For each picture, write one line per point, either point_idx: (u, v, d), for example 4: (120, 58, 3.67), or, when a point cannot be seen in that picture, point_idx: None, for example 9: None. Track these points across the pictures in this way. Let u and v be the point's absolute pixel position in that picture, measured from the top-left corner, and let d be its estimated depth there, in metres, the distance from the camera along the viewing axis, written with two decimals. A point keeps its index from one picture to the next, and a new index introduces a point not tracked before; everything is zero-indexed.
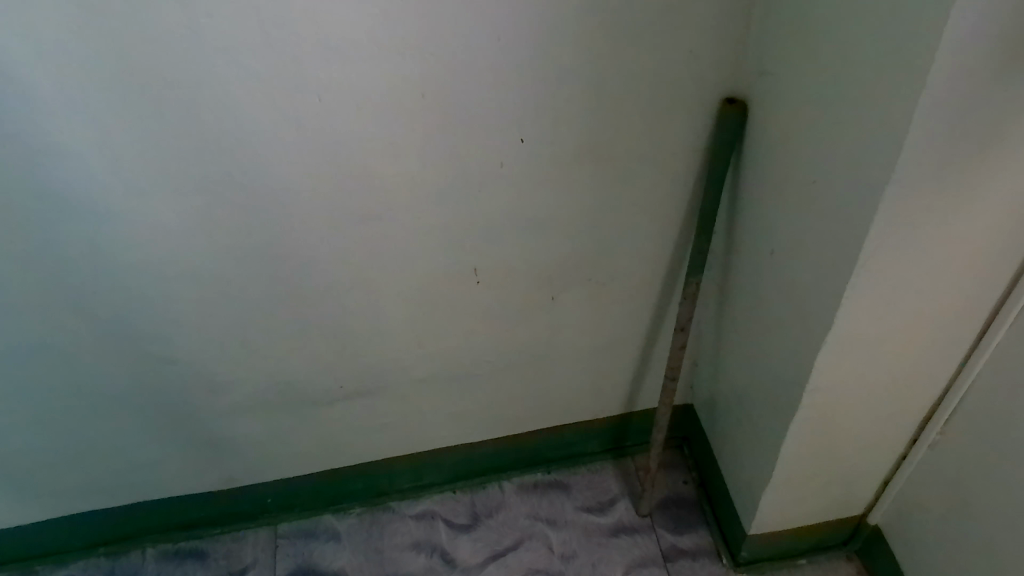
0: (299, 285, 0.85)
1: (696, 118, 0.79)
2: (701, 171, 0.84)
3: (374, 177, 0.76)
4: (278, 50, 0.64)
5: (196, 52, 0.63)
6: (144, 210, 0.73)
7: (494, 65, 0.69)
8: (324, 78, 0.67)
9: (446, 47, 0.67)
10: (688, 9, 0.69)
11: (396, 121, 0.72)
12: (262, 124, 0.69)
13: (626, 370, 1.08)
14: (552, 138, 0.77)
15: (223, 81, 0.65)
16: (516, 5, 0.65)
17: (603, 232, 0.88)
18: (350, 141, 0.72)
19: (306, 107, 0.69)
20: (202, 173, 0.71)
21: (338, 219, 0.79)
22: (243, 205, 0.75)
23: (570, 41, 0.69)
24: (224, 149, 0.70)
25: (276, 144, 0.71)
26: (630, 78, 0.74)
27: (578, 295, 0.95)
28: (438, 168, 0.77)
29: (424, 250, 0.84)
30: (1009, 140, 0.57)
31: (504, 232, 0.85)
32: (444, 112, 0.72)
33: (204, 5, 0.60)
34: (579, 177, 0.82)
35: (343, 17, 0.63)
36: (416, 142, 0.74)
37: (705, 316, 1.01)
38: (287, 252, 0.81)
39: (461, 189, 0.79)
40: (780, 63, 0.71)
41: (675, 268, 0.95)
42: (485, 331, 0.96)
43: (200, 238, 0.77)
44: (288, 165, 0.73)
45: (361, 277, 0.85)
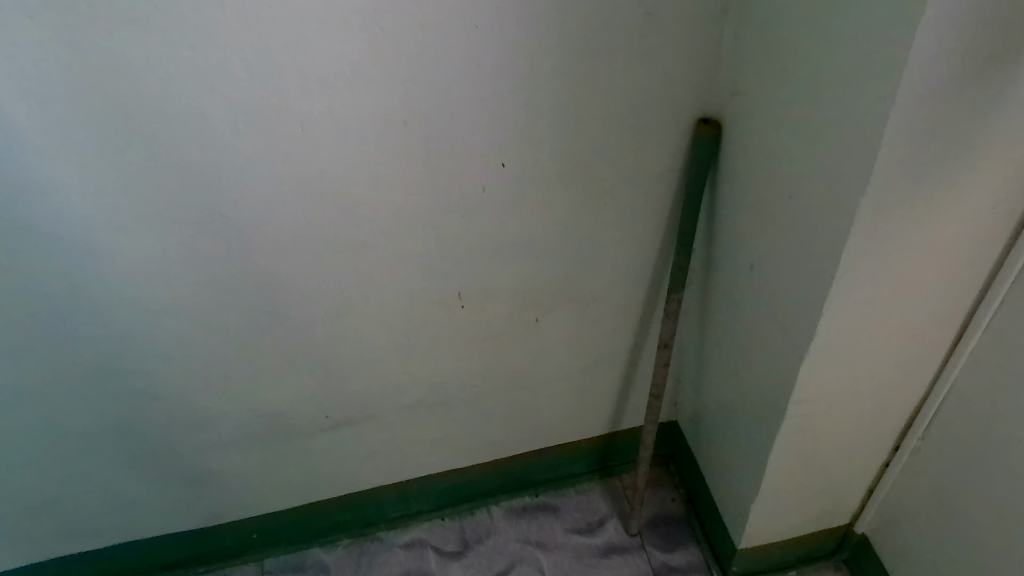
0: (282, 315, 0.84)
1: (672, 138, 0.81)
2: (678, 189, 0.86)
3: (357, 204, 0.76)
4: (260, 80, 0.65)
5: (177, 85, 0.63)
6: (126, 244, 0.73)
7: (473, 92, 0.71)
8: (307, 106, 0.67)
9: (427, 74, 0.68)
10: (660, 33, 0.71)
11: (378, 149, 0.72)
12: (243, 156, 0.69)
13: (612, 389, 1.09)
14: (532, 162, 0.78)
15: (207, 113, 0.65)
16: (495, 33, 0.67)
17: (585, 252, 0.89)
18: (331, 170, 0.73)
19: (288, 138, 0.69)
20: (185, 205, 0.71)
21: (322, 247, 0.79)
22: (226, 238, 0.75)
23: (547, 66, 0.71)
24: (207, 181, 0.70)
25: (259, 174, 0.71)
26: (607, 101, 0.75)
27: (562, 316, 0.96)
28: (420, 195, 0.77)
29: (408, 275, 0.85)
30: (973, 150, 0.59)
31: (486, 255, 0.86)
32: (426, 139, 0.73)
33: (186, 39, 0.61)
34: (560, 198, 0.83)
35: (324, 47, 0.64)
36: (398, 169, 0.75)
37: (687, 334, 1.03)
38: (271, 282, 0.80)
39: (443, 214, 0.80)
40: (753, 82, 0.73)
41: (655, 287, 0.96)
42: (469, 354, 0.96)
43: (184, 270, 0.77)
44: (272, 196, 0.73)
45: (346, 304, 0.85)
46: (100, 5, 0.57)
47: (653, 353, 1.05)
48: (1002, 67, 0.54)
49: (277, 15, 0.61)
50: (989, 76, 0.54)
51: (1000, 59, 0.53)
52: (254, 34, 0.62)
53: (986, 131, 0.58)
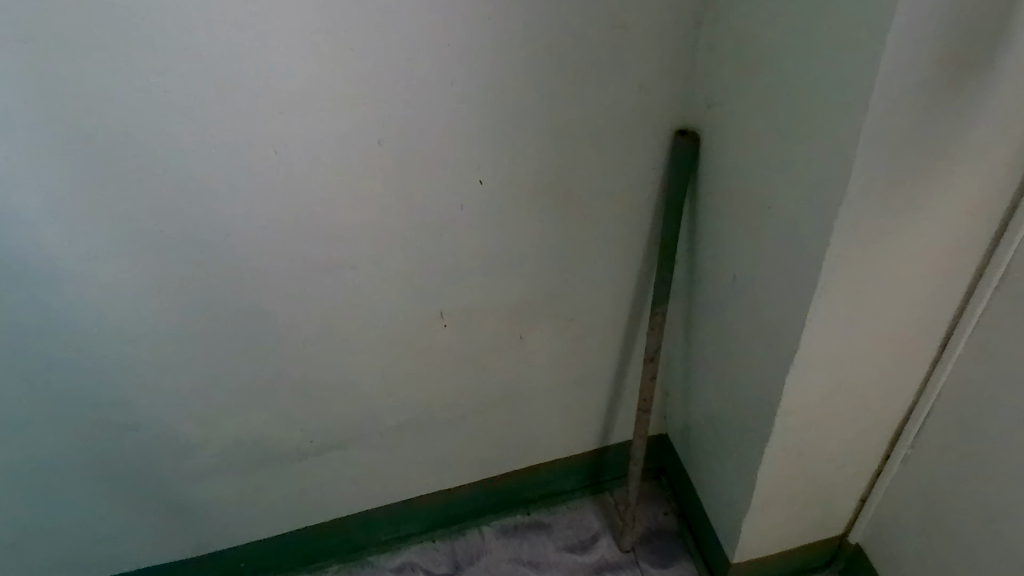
0: (262, 339, 0.83)
1: (650, 150, 0.80)
2: (658, 202, 0.85)
3: (334, 226, 0.75)
4: (230, 103, 0.64)
5: (142, 112, 0.62)
6: (97, 274, 0.71)
7: (447, 109, 0.70)
8: (279, 128, 0.66)
9: (399, 93, 0.67)
10: (634, 44, 0.71)
11: (353, 170, 0.72)
12: (216, 180, 0.68)
13: (601, 403, 1.08)
14: (510, 179, 0.78)
15: (174, 138, 0.64)
16: (467, 50, 0.66)
17: (568, 267, 0.88)
18: (306, 192, 0.72)
19: (261, 161, 0.68)
20: (159, 231, 0.70)
21: (299, 269, 0.78)
22: (202, 263, 0.74)
23: (521, 82, 0.70)
24: (180, 207, 0.69)
25: (230, 198, 0.70)
26: (583, 115, 0.75)
27: (546, 332, 0.95)
28: (398, 214, 0.76)
29: (389, 295, 0.84)
30: (950, 156, 0.59)
31: (467, 272, 0.85)
32: (401, 158, 0.72)
33: (153, 64, 0.60)
34: (539, 213, 0.82)
35: (292, 69, 0.63)
36: (374, 190, 0.74)
37: (673, 346, 1.02)
38: (248, 307, 0.79)
39: (422, 233, 0.79)
40: (729, 92, 0.72)
41: (640, 300, 0.95)
42: (454, 374, 0.95)
43: (159, 298, 0.75)
44: (247, 221, 0.72)
45: (326, 327, 0.84)
46: (65, 33, 0.56)
47: (640, 367, 1.04)
48: (974, 73, 0.54)
49: (244, 39, 0.60)
50: (962, 83, 0.54)
51: (972, 65, 0.53)
52: (222, 57, 0.61)
53: (961, 137, 0.57)
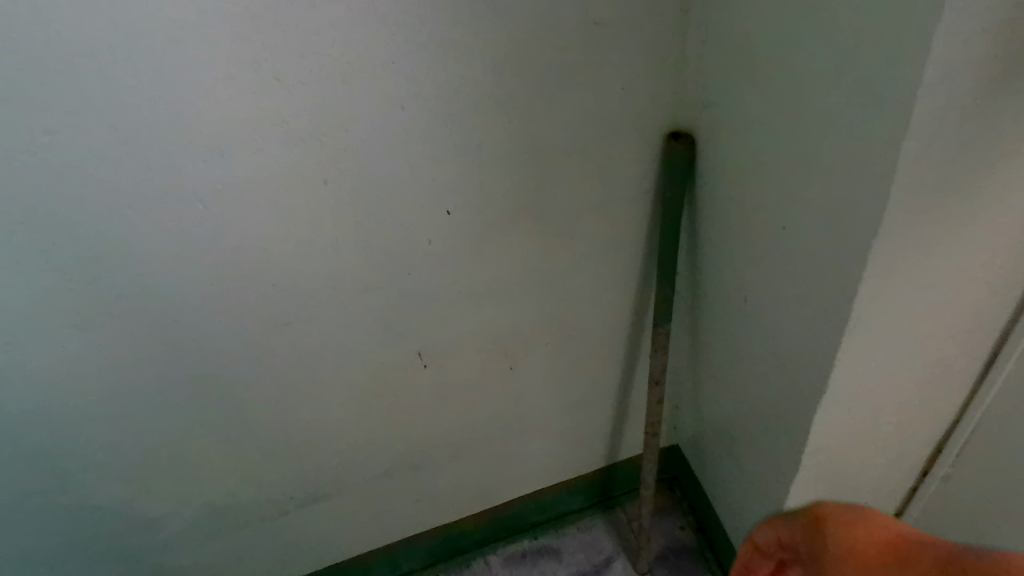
0: (220, 402, 0.74)
1: (639, 158, 0.70)
2: (654, 213, 0.76)
3: (284, 277, 0.66)
4: (141, 155, 0.54)
5: (30, 174, 0.52)
6: (14, 354, 0.63)
7: (399, 138, 0.60)
8: (199, 177, 0.57)
9: (339, 126, 0.57)
10: (612, 44, 0.60)
11: (298, 216, 0.62)
12: (140, 242, 0.59)
13: (605, 422, 0.99)
14: (481, 205, 0.68)
15: (75, 201, 0.55)
16: (415, 70, 0.56)
17: (556, 290, 0.79)
18: (246, 244, 0.62)
19: (188, 216, 0.59)
20: (83, 303, 0.61)
21: (250, 326, 0.69)
22: (139, 331, 0.65)
23: (483, 99, 0.60)
24: (102, 275, 0.60)
25: (154, 259, 0.60)
26: (559, 128, 0.65)
27: (538, 359, 0.86)
28: (357, 257, 0.67)
29: (358, 341, 0.75)
30: (1011, 169, 0.47)
31: (443, 309, 0.76)
32: (352, 197, 0.62)
33: (41, 120, 0.50)
34: (518, 238, 0.73)
35: (204, 109, 0.53)
36: (326, 234, 0.64)
37: (679, 358, 0.93)
38: (197, 371, 0.70)
39: (387, 274, 0.70)
40: (727, 91, 0.62)
41: (640, 315, 0.86)
42: (441, 412, 0.87)
43: (96, 372, 0.67)
44: (184, 282, 0.63)
45: (292, 381, 0.76)
46: None
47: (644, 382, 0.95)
48: None
49: (140, 80, 0.50)
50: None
51: None
52: (123, 103, 0.51)
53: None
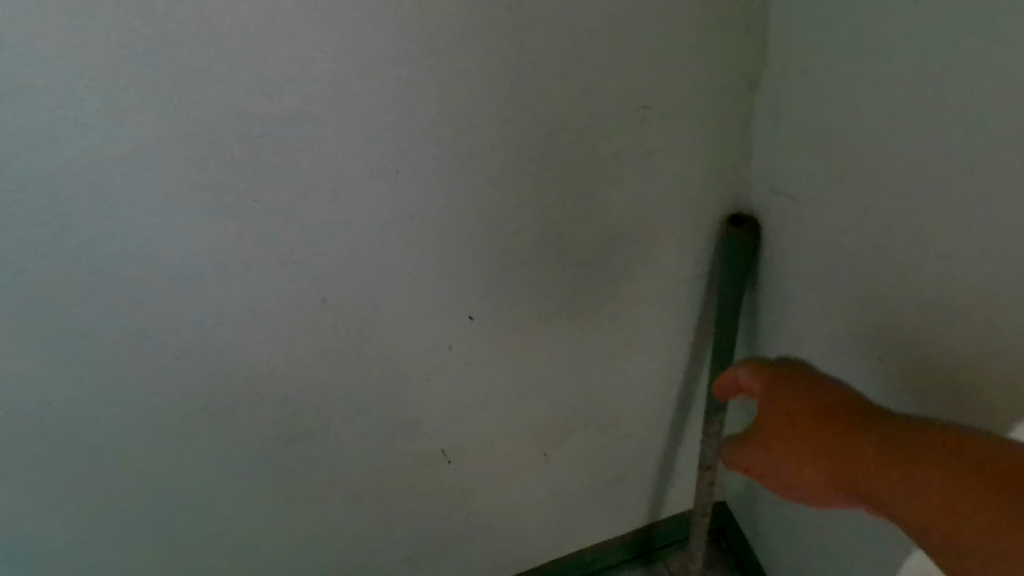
0: (247, 496, 0.72)
1: (693, 244, 0.62)
2: (707, 297, 0.67)
3: (307, 385, 0.62)
4: (148, 287, 0.51)
5: (17, 312, 0.49)
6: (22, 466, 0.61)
7: (422, 248, 0.54)
8: (199, 304, 0.53)
9: (351, 248, 0.52)
10: (656, 135, 0.53)
11: (316, 331, 0.57)
12: (151, 365, 0.56)
13: (649, 491, 0.92)
14: (511, 304, 0.62)
15: (78, 328, 0.52)
16: (439, 177, 0.50)
17: (596, 375, 0.73)
18: (261, 361, 0.58)
19: (200, 339, 0.55)
20: (101, 422, 0.59)
21: (269, 432, 0.65)
22: (158, 442, 0.62)
23: (516, 200, 0.54)
24: (117, 396, 0.57)
25: (159, 382, 0.57)
26: (601, 220, 0.58)
27: (576, 438, 0.80)
28: (379, 363, 0.63)
29: (386, 435, 0.70)
30: None
31: (475, 398, 0.70)
32: (373, 309, 0.57)
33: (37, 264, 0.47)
34: (556, 329, 0.66)
35: (202, 243, 0.49)
36: (345, 346, 0.60)
37: (733, 430, 0.86)
38: (215, 471, 0.68)
39: (412, 375, 0.65)
40: (791, 185, 0.54)
41: (689, 392, 0.79)
42: (476, 490, 0.82)
43: (121, 477, 0.65)
44: (199, 398, 0.60)
45: (319, 474, 0.72)
46: None
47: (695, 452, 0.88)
48: None
49: (128, 221, 0.46)
50: None
51: None
52: (127, 245, 0.48)
53: None
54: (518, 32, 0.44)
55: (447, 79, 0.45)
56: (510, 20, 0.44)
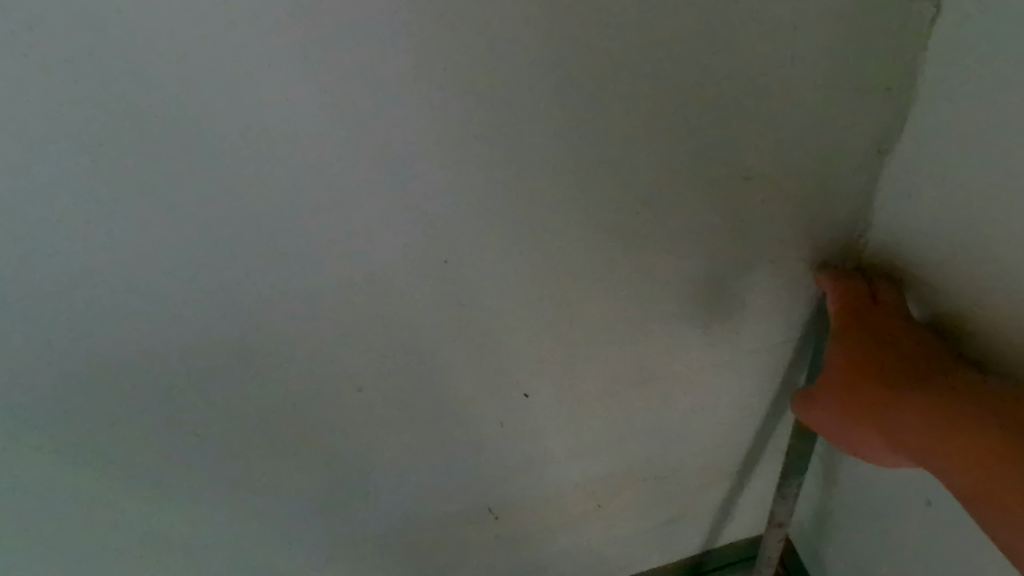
0: (289, 567, 0.68)
1: (784, 317, 0.56)
2: (793, 367, 0.61)
3: (358, 459, 0.58)
4: (204, 374, 0.47)
5: (64, 400, 0.46)
6: (43, 549, 0.58)
7: (483, 327, 0.50)
8: (252, 390, 0.49)
9: (407, 331, 0.48)
10: (752, 210, 0.47)
11: (373, 407, 0.54)
12: (204, 444, 0.53)
13: (707, 545, 0.86)
14: (565, 383, 0.57)
15: (134, 412, 0.48)
16: (510, 259, 0.46)
17: (663, 446, 0.67)
18: (314, 436, 0.55)
19: (251, 418, 0.52)
20: (151, 496, 0.56)
21: (305, 510, 0.62)
22: (204, 514, 0.59)
23: (591, 276, 0.49)
24: (167, 471, 0.54)
25: (188, 467, 0.54)
26: (685, 296, 0.52)
27: (634, 507, 0.74)
28: (433, 437, 0.59)
29: (436, 508, 0.66)
30: None
31: (533, 470, 0.65)
32: (429, 391, 0.54)
33: (91, 353, 0.43)
34: (621, 402, 0.61)
35: (240, 340, 0.46)
36: (401, 422, 0.56)
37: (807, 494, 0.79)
38: (249, 552, 0.64)
39: (471, 446, 0.61)
40: (910, 264, 0.48)
41: (760, 457, 0.72)
42: (524, 557, 0.76)
43: (162, 549, 0.61)
44: (249, 472, 0.56)
45: (364, 545, 0.68)
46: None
47: (760, 511, 0.82)
48: None
49: (151, 330, 0.43)
50: None
51: None
52: (184, 336, 0.44)
53: None
54: (606, 108, 0.39)
55: (520, 164, 0.41)
56: (601, 98, 0.39)
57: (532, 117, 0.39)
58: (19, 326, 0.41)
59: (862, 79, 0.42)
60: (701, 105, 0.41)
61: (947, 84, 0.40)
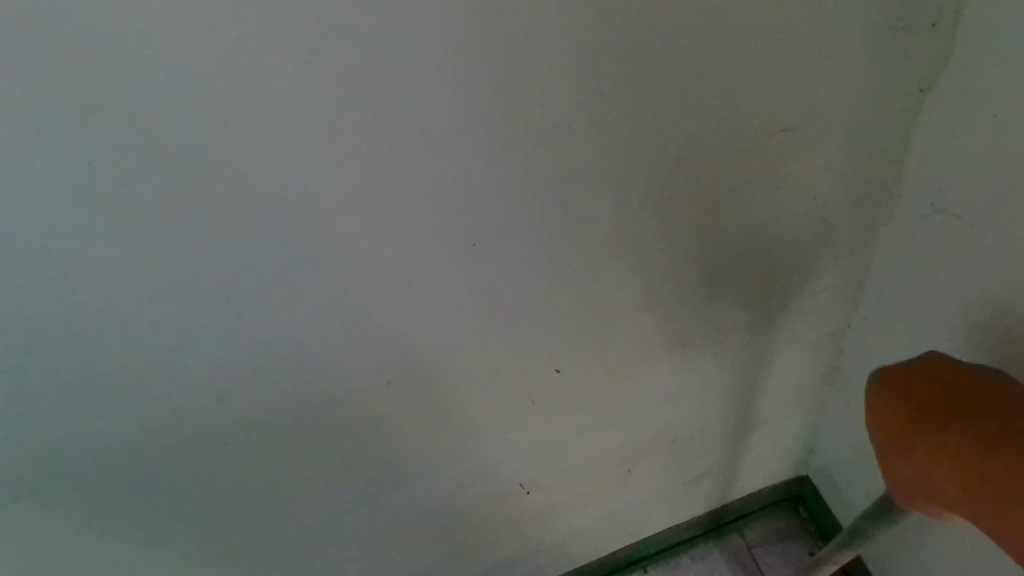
0: (331, 548, 0.68)
1: (815, 262, 0.57)
2: (820, 309, 0.62)
3: (399, 445, 0.58)
4: (249, 384, 0.46)
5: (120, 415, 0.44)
6: (90, 559, 0.58)
7: (524, 308, 0.50)
8: (294, 395, 0.48)
9: (451, 316, 0.48)
10: (789, 161, 0.47)
11: (413, 395, 0.53)
12: (251, 450, 0.52)
13: (730, 490, 0.88)
14: (601, 351, 0.57)
15: (187, 424, 0.47)
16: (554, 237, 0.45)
17: (693, 399, 0.68)
18: (356, 431, 0.54)
19: (293, 422, 0.51)
20: (200, 500, 0.55)
21: (342, 502, 0.62)
22: (250, 508, 0.59)
23: (631, 248, 0.48)
24: (216, 477, 0.53)
25: (220, 479, 0.53)
26: (722, 254, 0.52)
27: (663, 461, 0.76)
28: (473, 415, 0.59)
29: (473, 478, 0.67)
30: None
31: (568, 434, 0.66)
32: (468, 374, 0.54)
33: (145, 369, 0.42)
34: (653, 365, 0.61)
35: (286, 344, 0.44)
36: (442, 405, 0.56)
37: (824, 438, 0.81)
38: (290, 542, 0.65)
39: (509, 420, 0.61)
40: (948, 194, 0.48)
41: (786, 403, 0.74)
42: (557, 516, 0.78)
43: (209, 543, 0.61)
44: (292, 470, 0.56)
45: (403, 519, 0.68)
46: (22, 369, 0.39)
47: (782, 453, 0.84)
48: None
49: (171, 355, 0.41)
50: None
51: None
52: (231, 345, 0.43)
53: None
54: (655, 76, 0.38)
55: (555, 146, 0.39)
56: (653, 68, 0.38)
57: (567, 95, 0.37)
58: (73, 347, 0.39)
59: (907, 18, 0.41)
60: (742, 62, 0.40)
61: (1003, 21, 0.39)
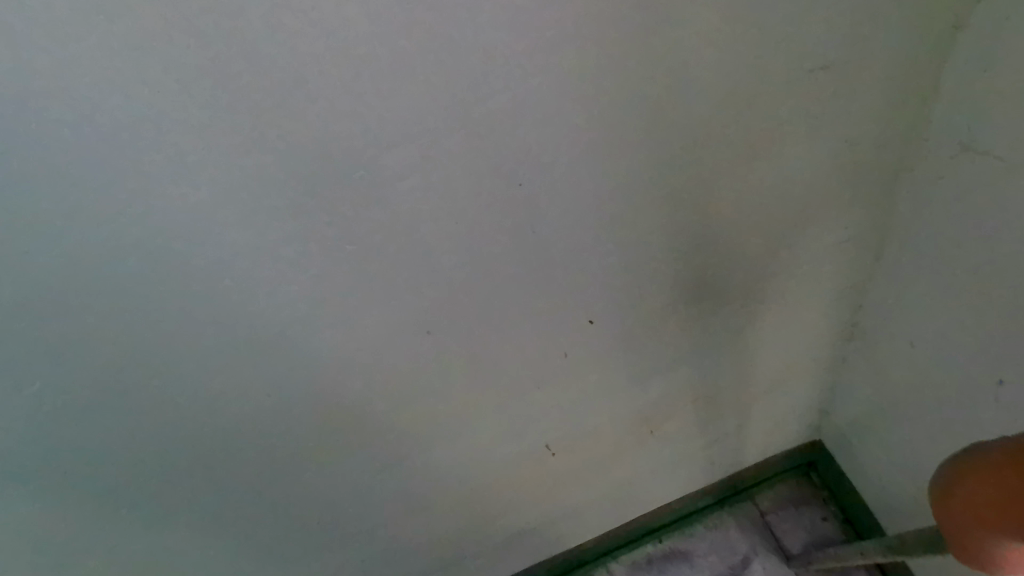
0: (362, 510, 0.68)
1: (842, 211, 0.57)
2: (843, 261, 0.63)
3: (432, 401, 0.58)
4: (292, 335, 0.45)
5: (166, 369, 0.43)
6: (126, 527, 0.57)
7: (562, 257, 0.49)
8: (333, 348, 0.48)
9: (491, 264, 0.47)
10: (826, 101, 0.47)
11: (448, 348, 0.53)
12: (290, 406, 0.51)
13: (746, 451, 0.89)
14: (632, 303, 0.57)
15: (230, 377, 0.46)
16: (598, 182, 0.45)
17: (717, 354, 0.68)
18: (390, 386, 0.54)
19: (330, 377, 0.50)
20: (238, 463, 0.54)
21: (376, 462, 0.62)
22: (286, 473, 0.58)
23: (670, 194, 0.48)
24: (255, 438, 0.52)
25: (257, 439, 0.53)
26: (755, 200, 0.52)
27: (684, 418, 0.76)
28: (505, 370, 0.59)
29: (501, 437, 0.67)
30: None
31: (596, 390, 0.66)
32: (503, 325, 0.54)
33: (196, 315, 0.41)
34: (682, 318, 0.61)
35: (330, 293, 0.44)
36: (475, 359, 0.56)
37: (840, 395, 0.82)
38: (323, 505, 0.65)
39: (539, 375, 0.61)
40: (980, 138, 0.48)
41: (805, 358, 0.75)
42: (580, 476, 0.79)
43: (243, 509, 0.61)
44: (328, 430, 0.55)
45: (432, 479, 0.69)
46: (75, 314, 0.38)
47: (798, 411, 0.85)
48: None
49: (211, 306, 0.41)
50: None
51: None
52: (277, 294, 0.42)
53: None
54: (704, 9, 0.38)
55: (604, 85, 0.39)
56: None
57: (617, 31, 0.36)
58: (126, 294, 0.38)
59: None
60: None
61: None
